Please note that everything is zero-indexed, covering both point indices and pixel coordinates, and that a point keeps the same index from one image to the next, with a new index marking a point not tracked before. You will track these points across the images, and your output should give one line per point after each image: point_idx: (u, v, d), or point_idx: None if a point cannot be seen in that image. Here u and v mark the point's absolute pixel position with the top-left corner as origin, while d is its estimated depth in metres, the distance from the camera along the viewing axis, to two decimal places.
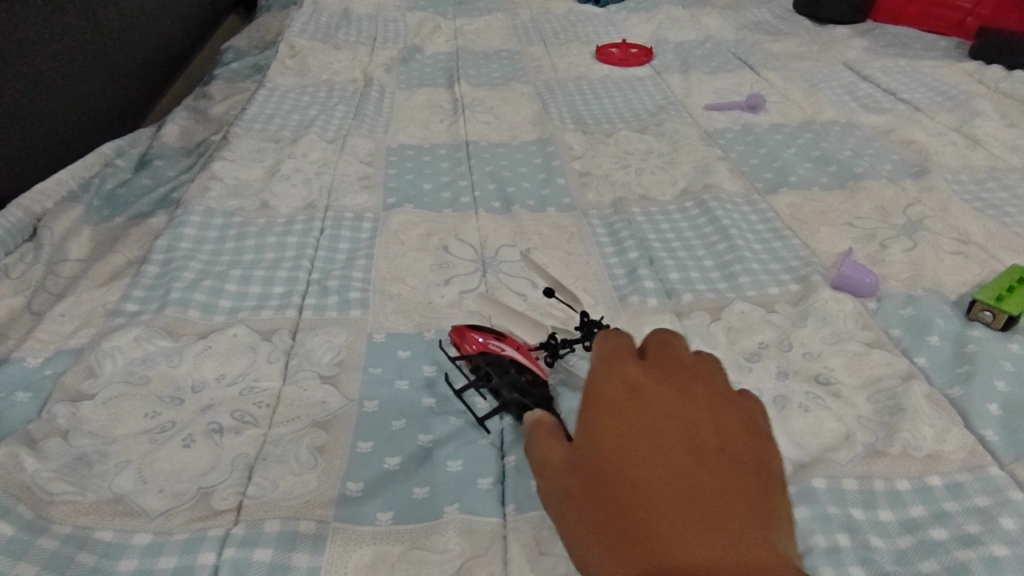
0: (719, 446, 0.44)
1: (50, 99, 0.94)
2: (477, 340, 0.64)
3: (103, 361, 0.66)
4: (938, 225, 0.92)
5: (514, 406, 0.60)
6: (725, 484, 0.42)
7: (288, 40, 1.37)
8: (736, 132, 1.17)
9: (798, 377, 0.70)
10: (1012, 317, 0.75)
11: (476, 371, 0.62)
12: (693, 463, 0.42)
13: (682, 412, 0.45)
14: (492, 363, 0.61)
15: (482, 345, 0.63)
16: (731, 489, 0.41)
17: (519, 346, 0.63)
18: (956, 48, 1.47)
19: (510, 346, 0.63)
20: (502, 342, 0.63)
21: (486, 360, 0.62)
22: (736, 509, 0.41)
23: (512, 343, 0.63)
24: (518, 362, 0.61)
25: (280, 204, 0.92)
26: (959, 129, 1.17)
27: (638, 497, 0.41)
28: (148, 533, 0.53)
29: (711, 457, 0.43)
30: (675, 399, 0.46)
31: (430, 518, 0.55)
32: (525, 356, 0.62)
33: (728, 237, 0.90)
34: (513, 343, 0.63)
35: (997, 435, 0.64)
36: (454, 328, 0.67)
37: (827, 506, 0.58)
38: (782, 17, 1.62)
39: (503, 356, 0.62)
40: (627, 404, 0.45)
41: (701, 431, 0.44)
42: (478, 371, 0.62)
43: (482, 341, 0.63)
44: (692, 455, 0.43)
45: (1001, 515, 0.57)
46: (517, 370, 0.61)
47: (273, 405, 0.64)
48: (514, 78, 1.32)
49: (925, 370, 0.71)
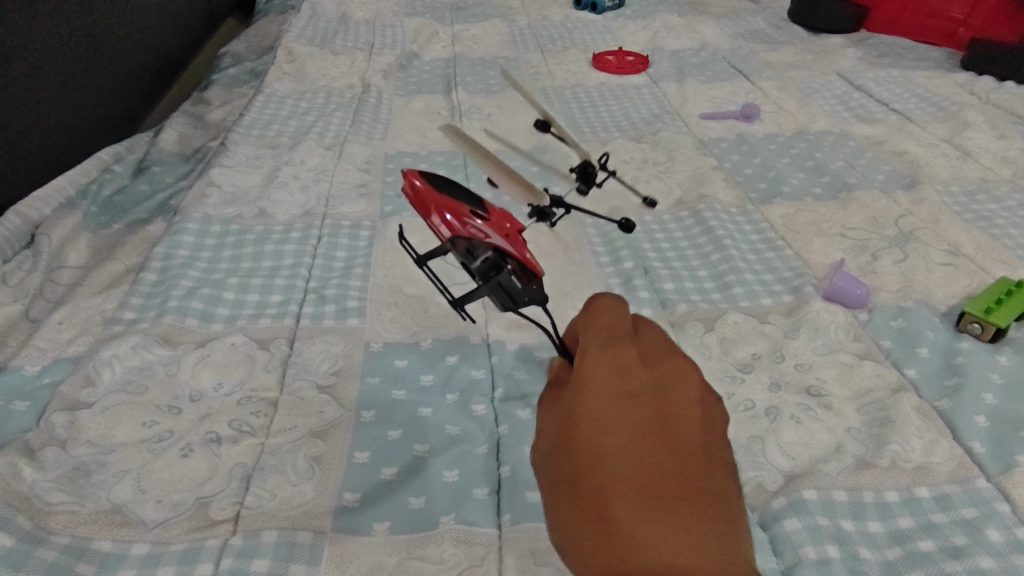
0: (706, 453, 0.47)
1: (49, 105, 0.94)
2: (449, 220, 0.58)
3: (102, 370, 0.66)
4: (929, 236, 0.93)
5: (501, 296, 0.60)
6: (712, 489, 0.45)
7: (286, 46, 1.38)
8: (731, 141, 1.18)
9: (789, 389, 0.71)
10: (1000, 329, 0.76)
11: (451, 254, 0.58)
12: (667, 457, 0.46)
13: (654, 403, 0.49)
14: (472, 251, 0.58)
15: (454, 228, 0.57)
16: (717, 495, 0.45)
17: (506, 234, 0.59)
18: (948, 59, 1.49)
19: (496, 236, 0.58)
20: (485, 228, 0.57)
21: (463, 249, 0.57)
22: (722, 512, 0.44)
23: (498, 231, 0.58)
24: (502, 253, 0.58)
25: (278, 212, 0.93)
26: (951, 140, 1.18)
27: (609, 479, 0.44)
28: (146, 544, 0.53)
29: (684, 450, 0.47)
30: (656, 394, 0.50)
31: (426, 528, 0.55)
32: (513, 249, 0.59)
33: (722, 247, 0.91)
34: (498, 230, 0.58)
35: (984, 447, 0.65)
36: (420, 197, 0.60)
37: (817, 518, 0.58)
38: (777, 26, 1.64)
39: (487, 245, 0.57)
40: (611, 397, 0.50)
41: (689, 435, 0.48)
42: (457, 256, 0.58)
43: (452, 223, 0.57)
44: (664, 443, 0.47)
45: (987, 528, 0.58)
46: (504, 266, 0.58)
47: (271, 414, 0.64)
48: (511, 86, 1.33)
49: (915, 383, 0.72)
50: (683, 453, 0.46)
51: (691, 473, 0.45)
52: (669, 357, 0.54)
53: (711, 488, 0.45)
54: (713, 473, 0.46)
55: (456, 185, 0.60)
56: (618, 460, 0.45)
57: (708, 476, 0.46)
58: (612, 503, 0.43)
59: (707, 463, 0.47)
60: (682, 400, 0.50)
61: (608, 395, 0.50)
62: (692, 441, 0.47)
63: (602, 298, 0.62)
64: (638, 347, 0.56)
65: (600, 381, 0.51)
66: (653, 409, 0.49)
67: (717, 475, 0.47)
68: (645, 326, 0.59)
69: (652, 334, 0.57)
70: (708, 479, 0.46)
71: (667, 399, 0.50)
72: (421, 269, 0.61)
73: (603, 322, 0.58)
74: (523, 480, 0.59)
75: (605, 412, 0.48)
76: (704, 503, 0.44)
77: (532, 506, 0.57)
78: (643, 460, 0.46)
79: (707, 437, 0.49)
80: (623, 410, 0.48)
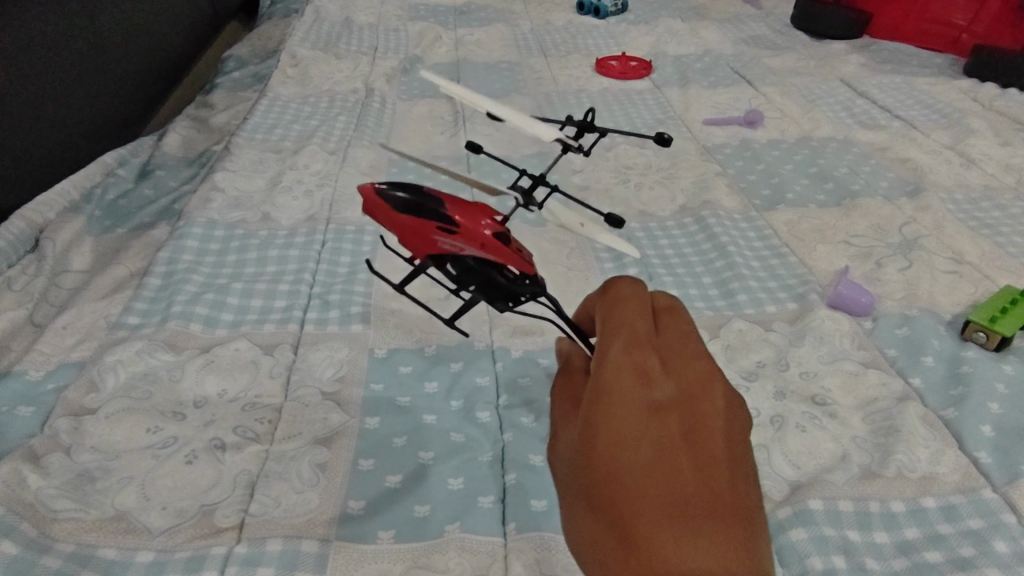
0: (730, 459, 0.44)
1: (57, 108, 0.95)
2: (420, 233, 0.55)
3: (106, 375, 0.66)
4: (934, 244, 0.93)
5: (494, 300, 0.57)
6: (734, 501, 0.42)
7: (289, 50, 1.38)
8: (735, 147, 1.18)
9: (794, 397, 0.71)
10: (1005, 338, 0.76)
11: (436, 269, 0.56)
12: (691, 467, 0.42)
13: (679, 404, 0.45)
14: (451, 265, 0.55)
15: (429, 245, 0.55)
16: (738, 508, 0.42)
17: (483, 241, 0.54)
18: (951, 65, 1.49)
19: (472, 247, 0.54)
20: (460, 239, 0.54)
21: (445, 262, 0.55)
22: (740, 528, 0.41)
23: (473, 240, 0.54)
24: (483, 262, 0.55)
25: (282, 216, 0.93)
26: (954, 148, 1.18)
27: (626, 485, 0.41)
28: (151, 551, 0.53)
29: (712, 462, 0.43)
30: (682, 395, 0.46)
31: (431, 536, 0.55)
32: (495, 255, 0.54)
33: (727, 254, 0.91)
34: (473, 240, 0.54)
35: (990, 457, 0.65)
36: (384, 214, 0.56)
37: (823, 528, 0.58)
38: (779, 31, 1.64)
39: (464, 256, 0.54)
40: (636, 403, 0.44)
41: (714, 442, 0.44)
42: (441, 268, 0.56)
43: (426, 240, 0.55)
44: (688, 451, 0.43)
45: (994, 539, 0.58)
46: (490, 273, 0.55)
47: (275, 421, 0.64)
48: (515, 90, 1.33)
49: (920, 392, 0.72)
50: (713, 468, 0.42)
51: (712, 485, 0.42)
52: (694, 353, 0.49)
53: (742, 505, 0.42)
54: (737, 483, 0.43)
55: (419, 192, 0.55)
56: (645, 479, 0.41)
57: (738, 492, 0.42)
58: (635, 519, 0.40)
59: (738, 477, 0.43)
60: (712, 405, 0.45)
61: (632, 400, 0.44)
62: (722, 453, 0.43)
63: (620, 277, 0.56)
64: (659, 340, 0.50)
65: (623, 383, 0.45)
66: (681, 418, 0.44)
67: (741, 485, 0.43)
68: (667, 311, 0.54)
69: (674, 322, 0.52)
70: (738, 496, 0.42)
71: (697, 403, 0.45)
72: (400, 291, 0.60)
73: (621, 311, 0.52)
74: (528, 488, 0.59)
75: (629, 422, 0.43)
76: (734, 526, 0.41)
77: (537, 514, 0.57)
78: (671, 477, 0.41)
79: (737, 446, 0.45)
80: (649, 420, 0.44)
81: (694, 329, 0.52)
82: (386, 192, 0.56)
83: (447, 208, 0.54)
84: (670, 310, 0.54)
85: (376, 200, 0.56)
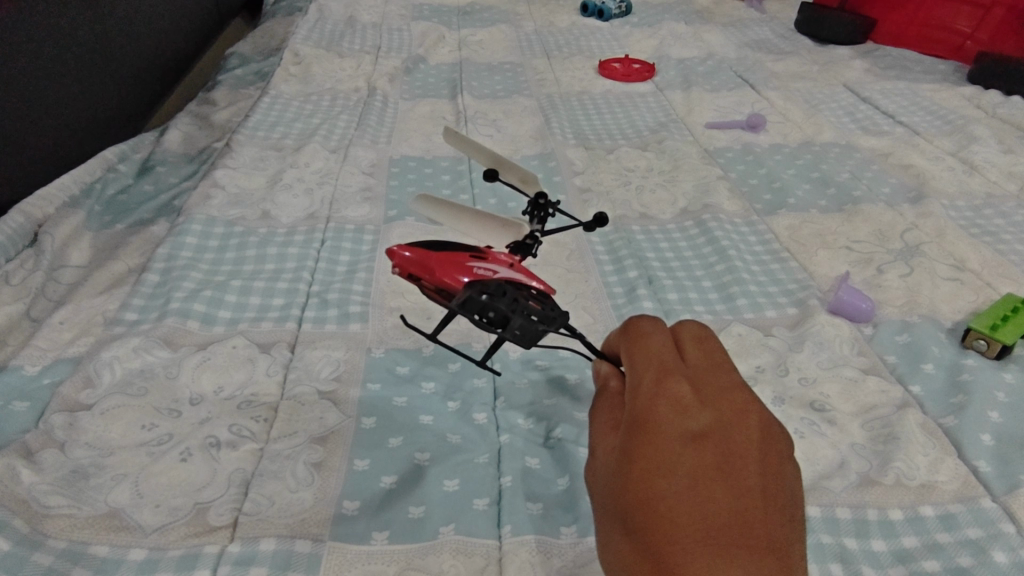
0: (764, 490, 0.40)
1: (62, 101, 0.95)
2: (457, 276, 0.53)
3: (102, 370, 0.66)
4: (934, 250, 0.93)
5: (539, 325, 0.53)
6: (768, 531, 0.38)
7: (292, 48, 1.37)
8: (737, 151, 1.17)
9: (793, 403, 0.70)
10: (1006, 347, 0.75)
11: (472, 303, 0.52)
12: (724, 491, 0.39)
13: (714, 434, 0.42)
14: (491, 287, 0.53)
15: (464, 274, 0.54)
16: (773, 538, 0.38)
17: (511, 263, 0.56)
18: (955, 72, 1.48)
19: (503, 267, 0.55)
20: (492, 264, 0.55)
21: (483, 285, 0.53)
22: (775, 556, 0.37)
23: (501, 261, 0.56)
24: (517, 283, 0.55)
25: (282, 214, 0.93)
26: (958, 154, 1.17)
27: (657, 504, 0.39)
28: (143, 549, 0.53)
29: (747, 491, 0.39)
30: (715, 426, 0.43)
31: (425, 539, 0.54)
32: (522, 273, 0.56)
33: (727, 258, 0.91)
34: (503, 261, 0.56)
35: (989, 466, 0.65)
36: (404, 261, 0.56)
37: (820, 535, 0.58)
38: (784, 36, 1.63)
39: (500, 280, 0.54)
40: (671, 433, 0.42)
41: (747, 472, 0.40)
42: (482, 296, 0.52)
43: (461, 273, 0.54)
44: (721, 477, 0.40)
45: (993, 548, 0.58)
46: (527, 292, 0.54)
47: (271, 419, 0.64)
48: (517, 92, 1.32)
49: (920, 400, 0.72)
50: (751, 498, 0.39)
51: (746, 513, 0.38)
52: (728, 383, 0.47)
53: (777, 537, 0.38)
54: (774, 517, 0.39)
55: (443, 248, 0.56)
56: (681, 506, 0.38)
57: (775, 525, 0.38)
58: (666, 538, 0.37)
59: (773, 505, 0.39)
60: (746, 438, 0.42)
61: (666, 431, 0.42)
62: (758, 481, 0.40)
63: (640, 318, 0.54)
64: (691, 369, 0.48)
65: (659, 416, 0.43)
66: (713, 445, 0.42)
67: (779, 519, 0.39)
68: (693, 341, 0.51)
69: (702, 352, 0.50)
70: (776, 529, 0.38)
71: (732, 434, 0.43)
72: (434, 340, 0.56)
73: (646, 343, 0.51)
74: (521, 492, 0.59)
75: (663, 450, 0.41)
76: (775, 561, 0.37)
77: (531, 518, 0.57)
78: (705, 505, 0.38)
79: (775, 478, 0.41)
80: (683, 449, 0.41)
81: (727, 359, 0.50)
82: (414, 258, 0.56)
83: (467, 249, 0.56)
84: (697, 339, 0.52)
85: (406, 273, 0.56)
